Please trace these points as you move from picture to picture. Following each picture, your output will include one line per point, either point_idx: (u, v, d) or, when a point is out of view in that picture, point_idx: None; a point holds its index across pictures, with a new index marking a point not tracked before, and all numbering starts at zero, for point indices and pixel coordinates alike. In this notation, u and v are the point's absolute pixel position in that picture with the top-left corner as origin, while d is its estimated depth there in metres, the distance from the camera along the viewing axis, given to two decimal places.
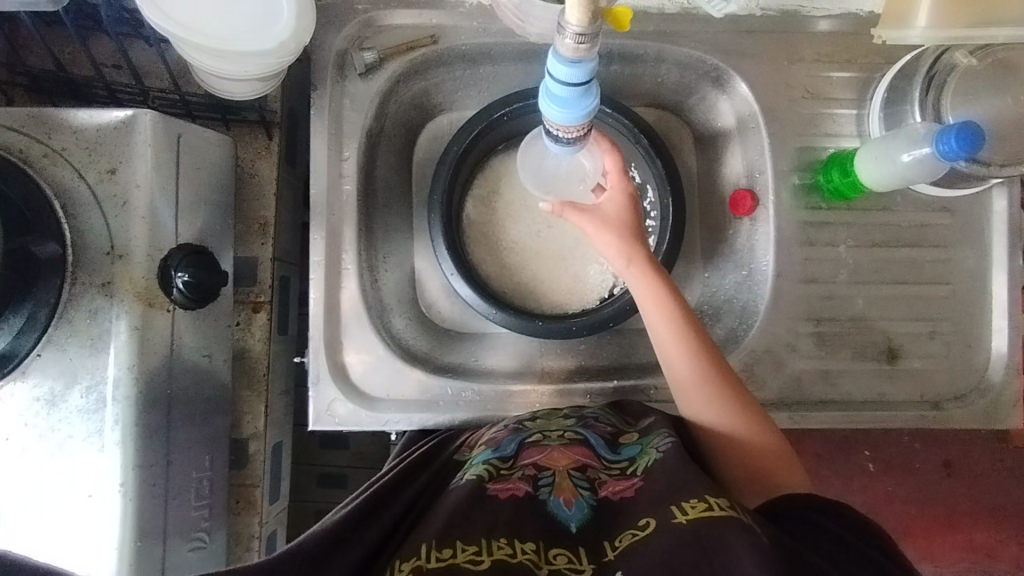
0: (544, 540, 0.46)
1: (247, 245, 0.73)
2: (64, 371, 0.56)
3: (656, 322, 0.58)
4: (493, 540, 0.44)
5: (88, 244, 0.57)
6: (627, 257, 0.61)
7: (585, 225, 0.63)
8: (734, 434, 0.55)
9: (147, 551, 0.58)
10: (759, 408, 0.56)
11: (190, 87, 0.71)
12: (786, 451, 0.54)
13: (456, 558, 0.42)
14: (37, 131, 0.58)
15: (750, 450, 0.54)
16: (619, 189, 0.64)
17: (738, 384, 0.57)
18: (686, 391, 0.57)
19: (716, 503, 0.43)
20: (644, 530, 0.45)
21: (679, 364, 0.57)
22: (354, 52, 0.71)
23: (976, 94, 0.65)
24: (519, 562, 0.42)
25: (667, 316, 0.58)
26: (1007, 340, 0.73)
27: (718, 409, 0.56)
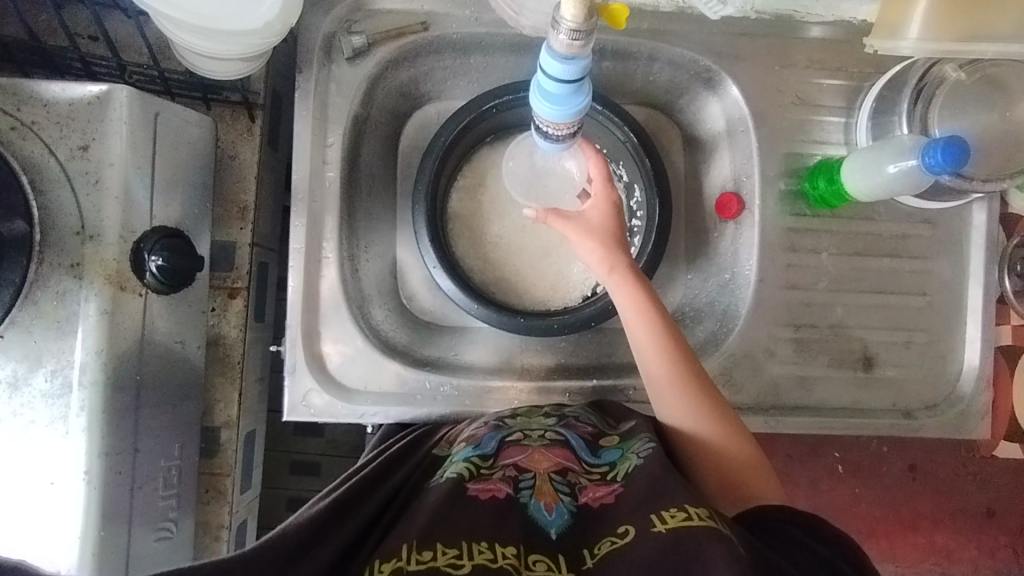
0: (524, 544, 0.45)
1: (225, 229, 0.71)
2: (28, 354, 0.54)
3: (636, 330, 0.58)
4: (473, 543, 0.43)
5: (56, 222, 0.55)
6: (610, 265, 0.61)
7: (569, 232, 0.63)
8: (710, 443, 0.55)
9: (111, 540, 0.57)
10: (735, 418, 0.57)
11: (170, 63, 0.68)
12: (761, 461, 0.54)
13: (436, 561, 0.42)
14: (6, 102, 0.55)
15: (726, 460, 0.55)
16: (604, 196, 0.63)
17: (716, 394, 0.57)
18: (664, 398, 0.57)
19: (696, 513, 0.43)
20: (623, 538, 0.45)
21: (658, 372, 0.57)
22: (342, 36, 0.69)
23: (963, 108, 0.66)
24: (499, 568, 0.42)
25: (647, 325, 0.58)
26: (980, 352, 0.74)
27: (695, 417, 0.56)
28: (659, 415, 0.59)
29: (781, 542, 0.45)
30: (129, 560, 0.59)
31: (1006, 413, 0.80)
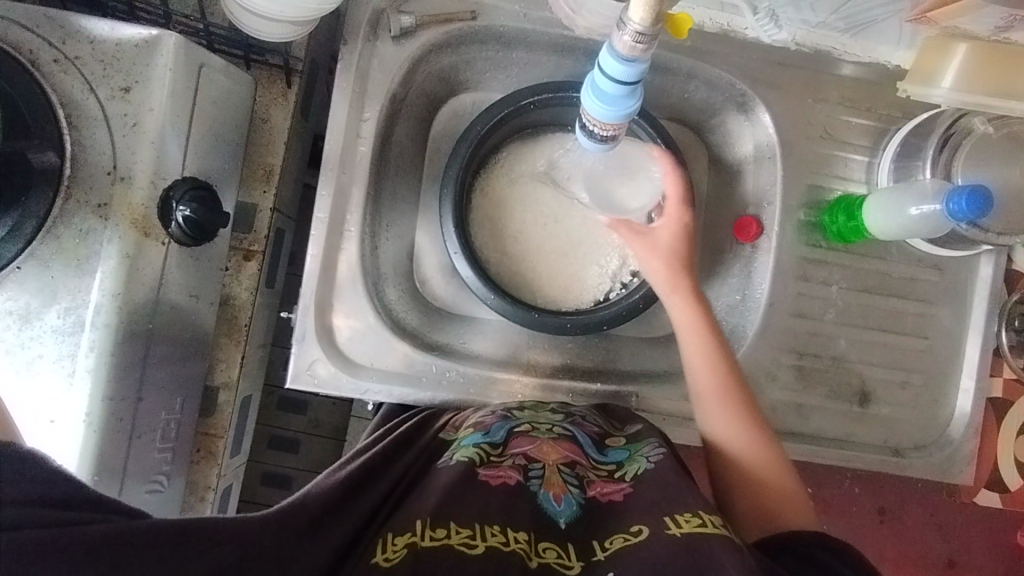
0: (536, 533, 0.47)
1: (249, 190, 0.71)
2: (44, 288, 0.53)
3: (689, 339, 0.60)
4: (486, 526, 0.45)
5: (88, 160, 0.54)
6: (676, 283, 0.61)
7: (636, 243, 0.63)
8: (742, 462, 0.56)
9: (104, 486, 0.56)
10: (781, 452, 0.57)
11: (215, 18, 0.68)
12: (800, 497, 0.55)
13: (450, 539, 0.44)
14: (52, 34, 0.55)
15: (757, 479, 0.55)
16: (676, 216, 0.63)
17: (766, 425, 0.58)
18: (708, 409, 0.59)
19: (709, 521, 0.44)
20: (637, 536, 0.46)
21: (706, 382, 0.59)
22: (391, 13, 0.69)
23: (986, 161, 0.67)
24: (510, 551, 0.44)
25: (708, 346, 0.59)
26: (972, 400, 0.76)
27: (735, 431, 0.58)
28: (705, 434, 0.59)
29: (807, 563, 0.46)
30: None
31: (989, 460, 0.83)
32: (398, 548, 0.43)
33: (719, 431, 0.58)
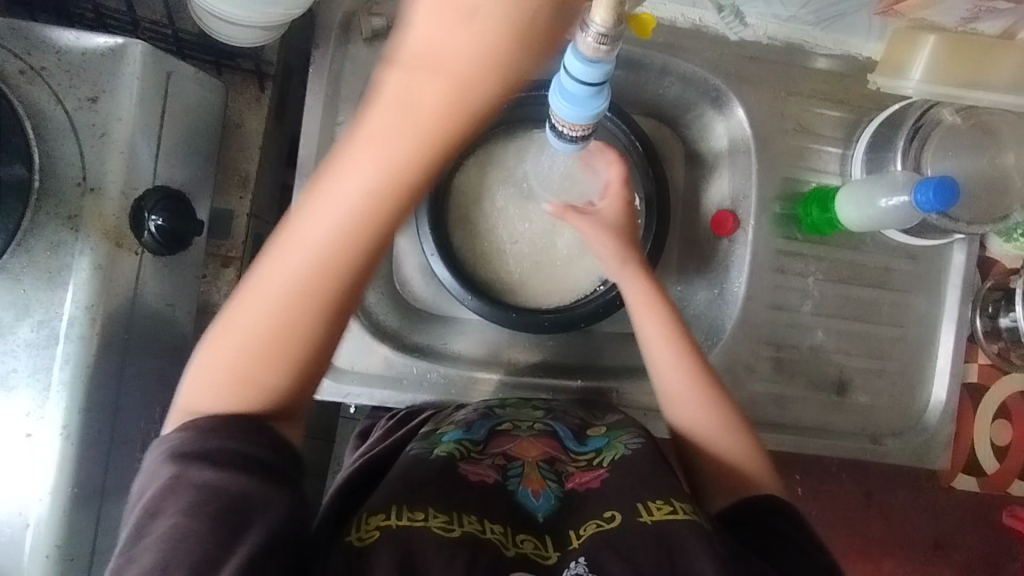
0: (513, 526, 0.49)
1: (225, 197, 0.71)
2: (16, 303, 0.53)
3: (646, 325, 0.59)
4: (463, 514, 0.47)
5: (57, 172, 0.54)
6: (623, 258, 0.60)
7: (585, 228, 0.60)
8: (708, 441, 0.58)
9: (83, 499, 0.56)
10: (748, 431, 0.59)
11: (185, 24, 0.67)
12: (764, 471, 0.57)
13: (428, 521, 0.45)
14: (17, 46, 0.54)
15: (728, 455, 0.58)
16: (619, 198, 0.61)
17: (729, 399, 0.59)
18: (674, 393, 0.59)
19: (681, 508, 0.48)
20: (609, 522, 0.48)
21: (671, 361, 0.58)
22: (362, 15, 0.69)
23: (953, 152, 0.68)
24: (487, 538, 0.46)
25: (659, 321, 0.59)
26: (947, 386, 0.77)
27: (695, 410, 0.58)
28: (672, 417, 0.60)
29: (775, 539, 0.51)
30: (98, 522, 0.58)
31: (965, 446, 0.84)
32: (371, 528, 0.45)
33: (680, 410, 0.59)
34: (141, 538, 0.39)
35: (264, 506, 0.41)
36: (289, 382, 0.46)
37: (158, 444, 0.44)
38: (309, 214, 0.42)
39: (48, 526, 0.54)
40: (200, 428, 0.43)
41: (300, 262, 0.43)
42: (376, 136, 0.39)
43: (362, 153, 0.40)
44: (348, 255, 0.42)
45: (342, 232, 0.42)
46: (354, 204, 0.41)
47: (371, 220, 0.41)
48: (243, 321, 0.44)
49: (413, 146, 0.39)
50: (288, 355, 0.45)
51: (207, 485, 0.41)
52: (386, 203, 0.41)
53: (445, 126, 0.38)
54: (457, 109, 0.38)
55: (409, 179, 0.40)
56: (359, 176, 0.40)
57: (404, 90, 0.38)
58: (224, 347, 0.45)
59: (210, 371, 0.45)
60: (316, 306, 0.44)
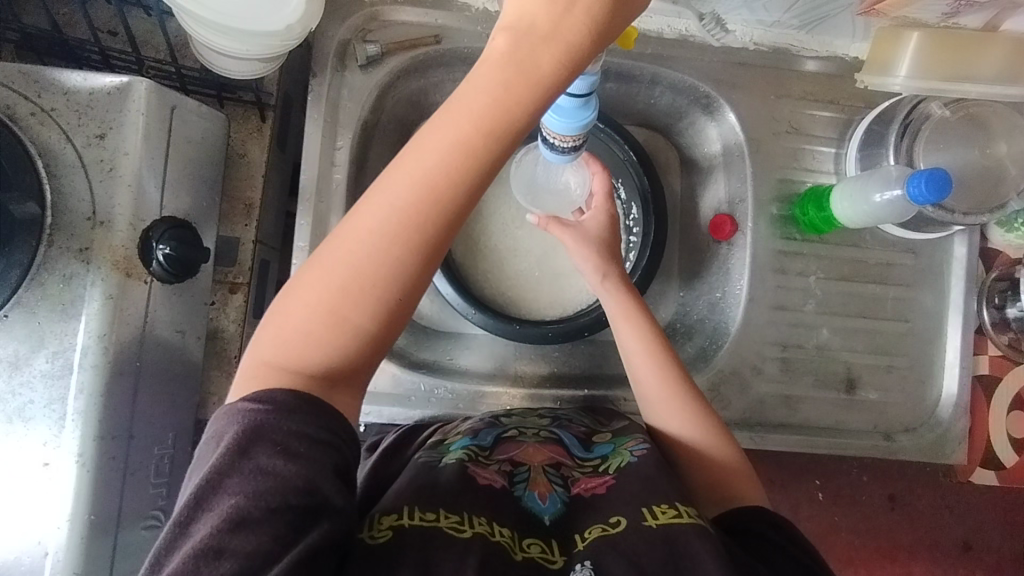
0: (519, 530, 0.49)
1: (230, 225, 0.73)
2: (30, 335, 0.54)
3: (626, 338, 0.61)
4: (473, 516, 0.47)
5: (67, 207, 0.55)
6: (603, 274, 0.64)
7: (569, 240, 0.65)
8: (692, 445, 0.58)
9: (99, 526, 0.57)
10: (724, 428, 0.59)
11: (186, 61, 0.70)
12: (744, 466, 0.57)
13: (439, 521, 0.46)
14: (27, 89, 0.56)
15: (712, 464, 0.57)
16: (603, 210, 0.67)
17: (698, 394, 0.61)
18: (657, 405, 0.60)
19: (685, 512, 0.48)
20: (614, 527, 0.48)
21: (648, 369, 0.60)
22: (356, 44, 0.71)
23: (947, 144, 0.69)
24: (496, 541, 0.46)
25: (636, 331, 0.61)
26: (958, 380, 0.76)
27: (681, 420, 0.59)
28: (650, 421, 0.61)
29: (754, 542, 0.50)
30: (115, 550, 0.59)
31: (982, 440, 0.83)
32: (384, 527, 0.45)
33: (665, 420, 0.60)
34: (203, 510, 0.40)
35: (325, 507, 0.41)
36: (358, 348, 0.46)
37: (227, 409, 0.43)
38: (410, 155, 0.43)
39: (69, 552, 0.55)
40: (272, 402, 0.42)
41: (385, 215, 0.44)
42: (479, 91, 0.41)
43: (468, 104, 0.41)
44: (444, 191, 0.43)
45: (436, 170, 0.42)
46: (446, 137, 0.42)
47: (471, 148, 0.42)
48: (325, 272, 0.45)
49: (516, 95, 0.41)
50: (361, 313, 0.45)
51: (276, 473, 0.41)
52: (485, 151, 0.42)
53: (553, 79, 0.41)
54: (565, 69, 0.41)
55: (508, 129, 0.42)
56: (467, 121, 0.41)
57: (516, 48, 0.40)
58: (306, 303, 0.45)
59: (289, 331, 0.45)
60: (408, 244, 0.44)
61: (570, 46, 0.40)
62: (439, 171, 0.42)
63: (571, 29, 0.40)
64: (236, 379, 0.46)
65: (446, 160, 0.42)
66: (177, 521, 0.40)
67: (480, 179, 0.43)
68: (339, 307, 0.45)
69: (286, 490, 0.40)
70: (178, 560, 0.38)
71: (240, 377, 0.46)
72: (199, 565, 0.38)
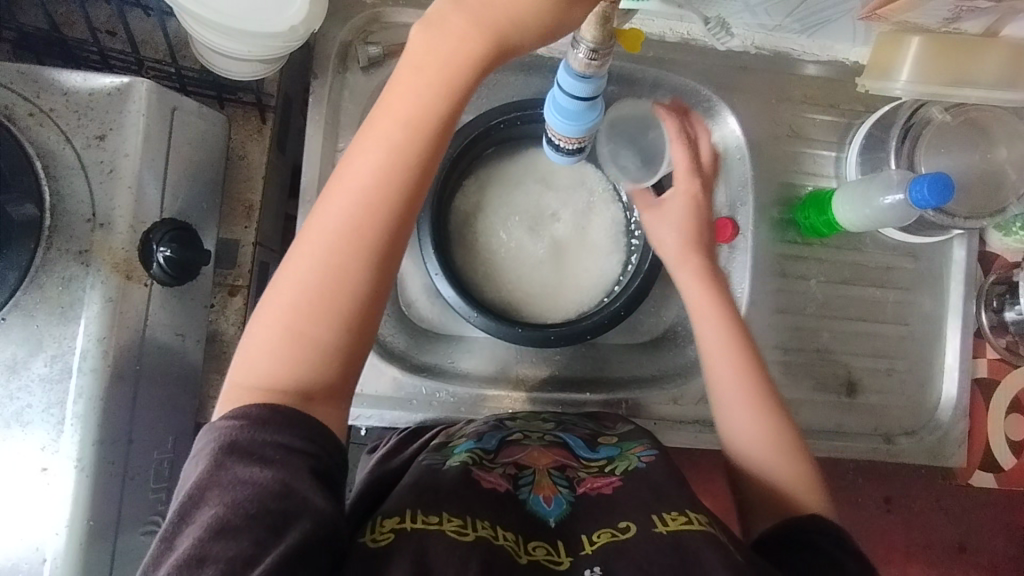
0: (525, 534, 0.49)
1: (230, 227, 0.72)
2: (29, 339, 0.54)
3: (708, 333, 0.61)
4: (477, 519, 0.47)
5: (67, 209, 0.55)
6: (680, 262, 0.66)
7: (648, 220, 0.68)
8: (761, 456, 0.57)
9: (98, 531, 0.56)
10: (799, 444, 0.58)
11: (187, 62, 0.69)
12: (814, 485, 0.56)
13: (442, 525, 0.45)
14: (26, 89, 0.55)
15: (779, 473, 0.56)
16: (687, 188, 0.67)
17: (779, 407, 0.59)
18: (728, 396, 0.59)
19: (695, 519, 0.48)
20: (624, 532, 0.48)
21: (729, 378, 0.59)
22: (358, 45, 0.71)
23: (947, 148, 0.69)
24: (501, 544, 0.45)
25: (721, 331, 0.61)
26: (957, 383, 0.77)
27: (750, 420, 0.58)
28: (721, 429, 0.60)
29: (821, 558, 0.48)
30: (113, 554, 0.58)
31: (980, 442, 0.83)
32: (386, 530, 0.44)
33: (733, 419, 0.59)
34: (186, 524, 0.39)
35: (305, 509, 0.40)
36: (322, 361, 0.46)
37: (206, 429, 0.44)
38: (350, 164, 0.45)
39: (67, 559, 0.55)
40: (247, 416, 0.42)
41: (336, 224, 0.45)
42: (406, 92, 0.45)
43: (395, 108, 0.45)
44: (392, 193, 0.45)
45: (379, 171, 0.45)
46: (380, 140, 0.45)
47: (407, 147, 0.45)
48: (287, 291, 0.45)
49: (440, 88, 0.45)
50: (320, 325, 0.45)
51: (254, 480, 0.40)
52: (421, 147, 0.45)
53: (474, 69, 0.45)
54: (486, 57, 0.44)
55: (434, 123, 0.45)
56: (396, 123, 0.45)
57: (432, 45, 0.44)
58: (267, 321, 0.45)
59: (253, 350, 0.45)
60: (364, 249, 0.45)
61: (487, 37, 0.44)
62: (384, 174, 0.45)
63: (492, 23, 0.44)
64: (217, 404, 0.46)
65: (386, 161, 0.45)
66: (163, 538, 0.40)
67: (423, 178, 0.46)
68: (302, 322, 0.45)
69: (262, 494, 0.40)
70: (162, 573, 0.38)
71: (219, 403, 0.46)
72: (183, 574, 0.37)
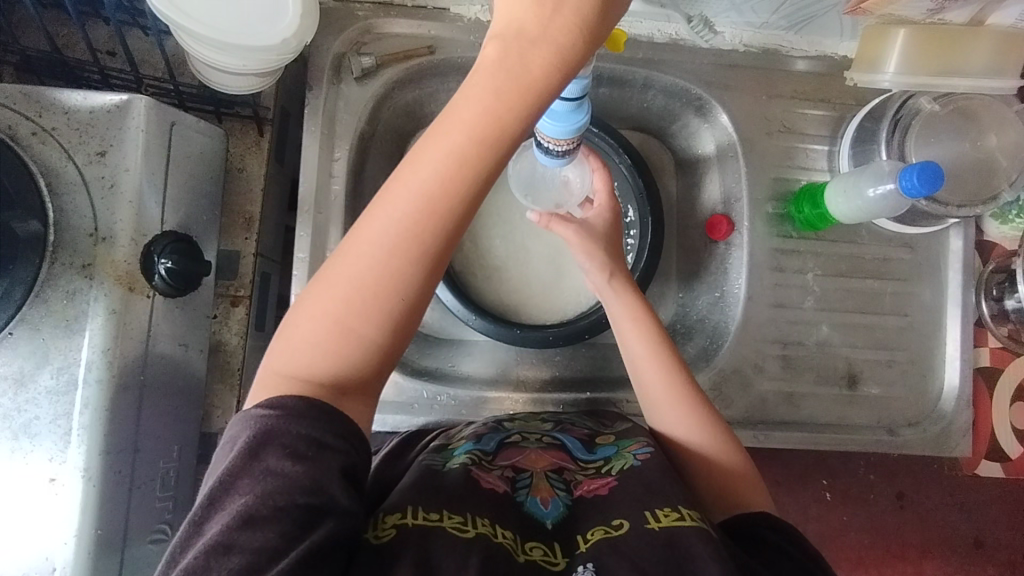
0: (522, 534, 0.49)
1: (231, 238, 0.73)
2: (35, 351, 0.55)
3: (632, 342, 0.62)
4: (477, 517, 0.47)
5: (70, 224, 0.56)
6: (610, 272, 0.64)
7: (573, 235, 0.65)
8: (697, 452, 0.59)
9: (105, 540, 0.57)
10: (727, 430, 0.60)
11: (185, 78, 0.71)
12: (751, 472, 0.57)
13: (442, 521, 0.46)
14: (28, 108, 0.57)
15: (716, 466, 0.58)
16: (605, 207, 0.68)
17: (703, 397, 0.61)
18: (655, 396, 0.61)
19: (688, 514, 0.48)
20: (617, 529, 0.48)
21: (653, 380, 0.61)
22: (351, 56, 0.72)
23: (937, 138, 0.70)
24: (499, 542, 0.46)
25: (642, 335, 0.62)
26: (959, 373, 0.76)
27: (679, 418, 0.60)
28: (655, 426, 0.61)
29: (767, 551, 0.49)
30: (121, 563, 0.59)
31: (986, 432, 0.83)
32: (388, 526, 0.45)
33: (664, 421, 0.60)
34: (215, 509, 0.40)
35: (330, 507, 0.41)
36: (366, 358, 0.46)
37: (241, 415, 0.44)
38: (409, 169, 0.43)
39: (76, 568, 0.56)
40: (282, 406, 0.43)
41: (388, 229, 0.44)
42: (474, 102, 0.41)
43: (459, 115, 0.42)
44: (445, 205, 0.43)
45: (437, 184, 0.43)
46: (439, 150, 0.42)
47: (466, 159, 0.42)
48: (331, 287, 0.45)
49: (509, 103, 0.41)
50: (369, 325, 0.46)
51: (284, 474, 0.41)
52: (482, 162, 0.42)
53: (545, 83, 0.41)
54: (555, 72, 0.41)
55: (499, 136, 0.42)
56: (459, 133, 0.42)
57: (506, 55, 0.40)
58: (312, 315, 0.46)
59: (296, 342, 0.46)
60: (410, 257, 0.44)
61: (560, 49, 0.40)
62: (437, 185, 0.43)
63: (560, 32, 0.40)
64: (251, 388, 0.47)
65: (442, 174, 0.43)
66: (192, 519, 0.41)
67: (477, 190, 0.44)
68: (343, 321, 0.45)
69: (289, 490, 0.40)
70: (190, 556, 0.39)
71: (254, 389, 0.47)
72: (210, 560, 0.38)
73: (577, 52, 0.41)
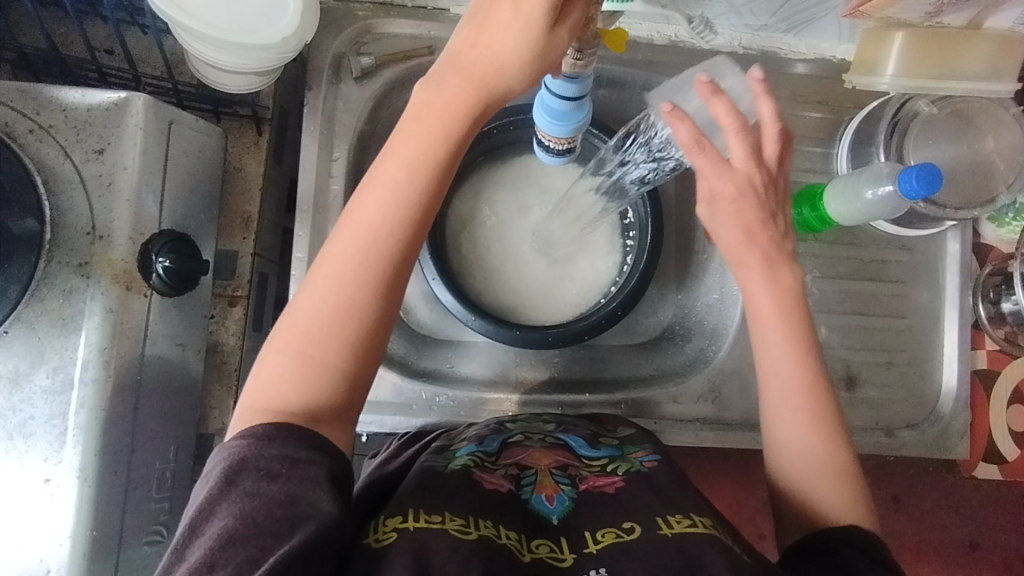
0: (527, 532, 0.49)
1: (229, 238, 0.73)
2: (30, 351, 0.54)
3: (775, 335, 0.54)
4: (479, 519, 0.47)
5: (67, 222, 0.56)
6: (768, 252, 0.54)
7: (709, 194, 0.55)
8: (805, 465, 0.53)
9: (100, 542, 0.57)
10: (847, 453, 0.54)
11: (183, 77, 0.71)
12: (860, 501, 0.53)
13: (445, 524, 0.45)
14: (25, 106, 0.57)
15: (824, 488, 0.53)
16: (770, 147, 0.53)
17: (835, 412, 0.55)
18: (781, 394, 0.54)
19: (699, 522, 0.48)
20: (628, 533, 0.48)
21: (791, 377, 0.54)
22: (351, 56, 0.72)
23: (934, 140, 0.70)
24: (503, 544, 0.46)
25: (786, 329, 0.54)
26: (957, 375, 0.77)
27: (804, 429, 0.54)
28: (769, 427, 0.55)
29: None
30: (115, 565, 0.59)
31: (983, 435, 0.83)
32: (388, 529, 0.44)
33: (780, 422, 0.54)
34: (196, 536, 0.40)
35: (309, 513, 0.41)
36: (334, 384, 0.47)
37: (217, 450, 0.45)
38: (357, 204, 0.48)
39: (71, 570, 0.55)
40: (254, 434, 0.43)
41: (343, 259, 0.47)
42: (411, 132, 0.48)
43: (398, 148, 0.48)
44: (396, 226, 0.47)
45: (385, 209, 0.47)
46: (384, 178, 0.47)
47: (409, 183, 0.47)
48: (294, 321, 0.47)
49: (440, 128, 0.48)
50: (333, 352, 0.47)
51: (261, 493, 0.41)
52: (423, 182, 0.48)
53: (472, 105, 0.48)
54: (480, 92, 0.48)
55: (435, 158, 0.48)
56: (400, 162, 0.48)
57: (431, 93, 0.48)
58: (280, 350, 0.47)
59: (266, 377, 0.47)
60: (366, 282, 0.47)
61: (483, 73, 0.47)
62: (385, 211, 0.47)
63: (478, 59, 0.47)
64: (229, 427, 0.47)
65: (389, 199, 0.47)
66: (174, 550, 0.40)
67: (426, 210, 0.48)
68: (307, 351, 0.47)
69: (268, 506, 0.40)
70: None
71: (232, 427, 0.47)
72: None
73: (512, 84, 0.47)
